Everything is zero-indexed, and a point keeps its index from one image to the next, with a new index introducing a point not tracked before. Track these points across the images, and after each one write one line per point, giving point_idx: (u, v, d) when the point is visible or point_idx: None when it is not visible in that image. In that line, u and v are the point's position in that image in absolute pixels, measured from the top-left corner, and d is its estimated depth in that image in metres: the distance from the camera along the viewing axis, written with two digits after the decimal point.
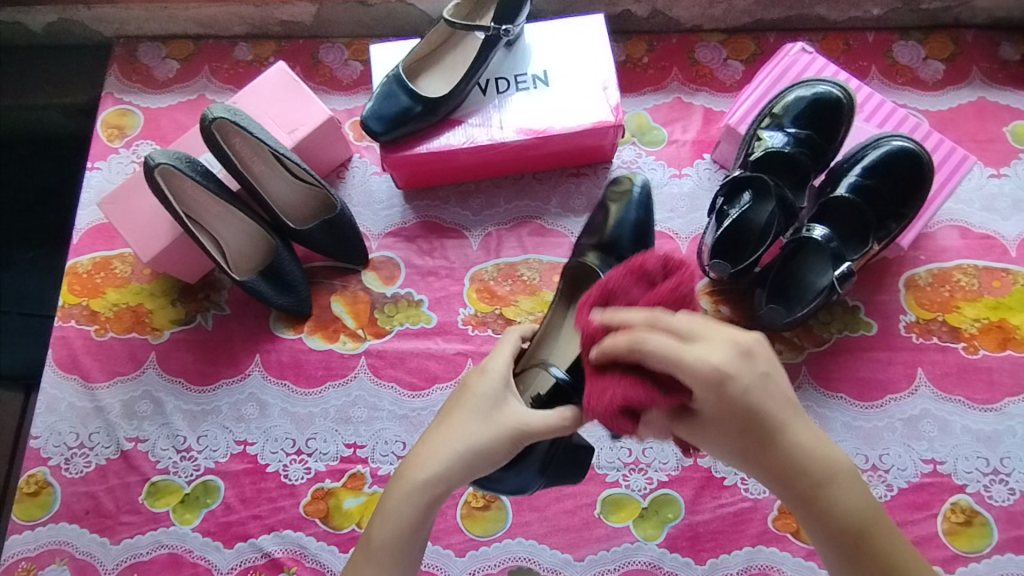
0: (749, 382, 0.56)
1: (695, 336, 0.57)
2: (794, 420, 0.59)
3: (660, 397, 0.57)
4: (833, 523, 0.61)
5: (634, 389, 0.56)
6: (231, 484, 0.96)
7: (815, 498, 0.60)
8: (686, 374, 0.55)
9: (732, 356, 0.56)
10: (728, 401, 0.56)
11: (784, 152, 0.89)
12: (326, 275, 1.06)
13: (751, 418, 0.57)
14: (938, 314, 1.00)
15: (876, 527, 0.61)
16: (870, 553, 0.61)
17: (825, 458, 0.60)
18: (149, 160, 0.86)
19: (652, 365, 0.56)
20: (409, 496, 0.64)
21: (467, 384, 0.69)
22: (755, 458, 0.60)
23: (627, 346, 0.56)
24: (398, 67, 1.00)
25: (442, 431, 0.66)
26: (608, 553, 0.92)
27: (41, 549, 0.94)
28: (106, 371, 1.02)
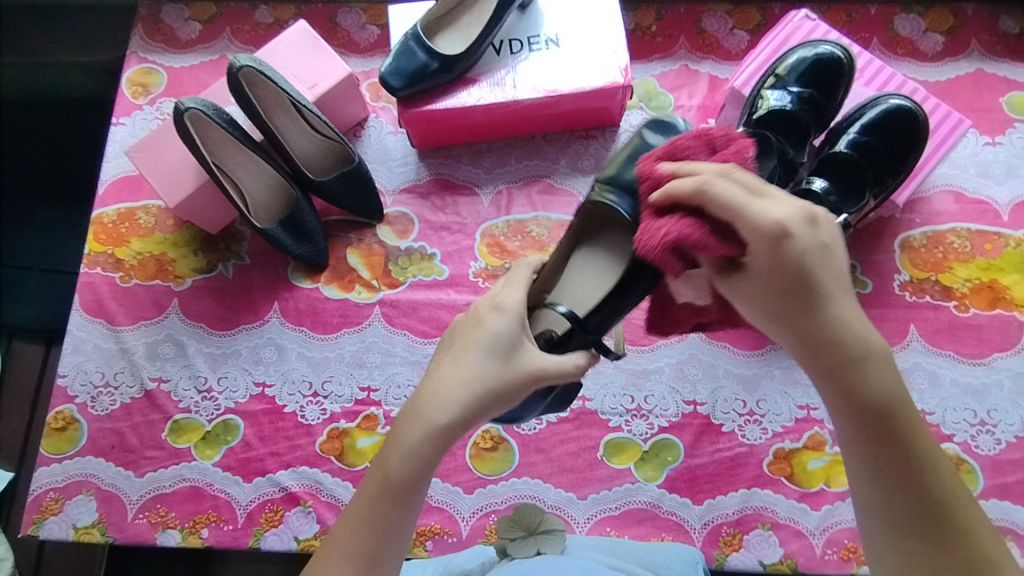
0: (807, 242, 0.56)
1: (767, 194, 0.58)
2: (838, 289, 0.58)
3: (713, 243, 0.59)
4: (857, 402, 0.58)
5: (691, 227, 0.59)
6: (250, 423, 1.01)
7: (850, 368, 0.58)
8: (744, 225, 0.57)
9: (797, 216, 0.57)
10: (780, 259, 0.57)
11: (788, 109, 0.92)
12: (342, 229, 1.10)
13: (797, 275, 0.57)
14: (931, 275, 1.04)
15: (902, 411, 0.58)
16: (892, 436, 0.57)
17: (862, 337, 0.58)
18: (179, 104, 0.90)
19: (712, 211, 0.58)
20: (419, 433, 0.62)
21: (479, 321, 0.66)
22: (794, 321, 0.59)
23: (693, 187, 0.58)
24: (415, 26, 1.03)
25: (455, 367, 0.64)
26: (609, 492, 0.97)
27: (68, 480, 0.98)
28: (131, 315, 1.06)
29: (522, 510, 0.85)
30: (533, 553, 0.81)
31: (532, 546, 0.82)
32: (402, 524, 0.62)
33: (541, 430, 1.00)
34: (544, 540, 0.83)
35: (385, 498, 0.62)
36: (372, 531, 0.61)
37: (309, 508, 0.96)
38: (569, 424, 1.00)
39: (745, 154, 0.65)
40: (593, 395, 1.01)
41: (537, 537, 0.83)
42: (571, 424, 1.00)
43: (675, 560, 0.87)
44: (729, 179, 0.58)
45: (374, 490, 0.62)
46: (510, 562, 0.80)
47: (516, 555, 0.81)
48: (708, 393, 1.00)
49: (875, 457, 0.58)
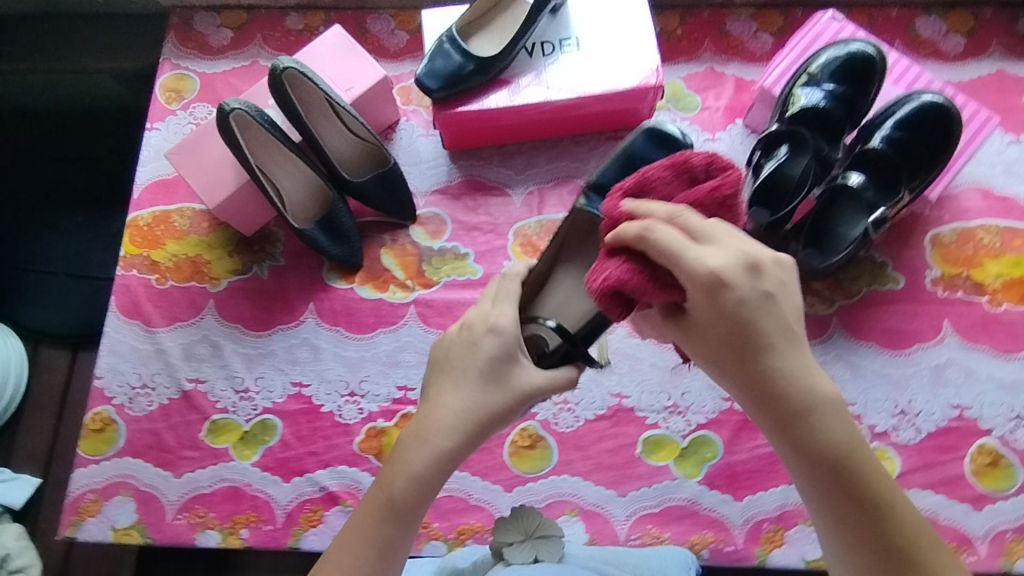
0: (745, 292, 0.55)
1: (704, 238, 0.57)
2: (784, 341, 0.57)
3: (655, 292, 0.59)
4: (808, 456, 0.57)
5: (630, 271, 0.59)
6: (288, 423, 1.01)
7: (797, 422, 0.57)
8: (680, 272, 0.56)
9: (734, 266, 0.55)
10: (721, 309, 0.56)
11: (821, 106, 0.93)
12: (376, 230, 1.11)
13: (738, 328, 0.56)
14: (963, 270, 1.05)
15: (854, 460, 0.57)
16: (845, 486, 0.57)
17: (807, 389, 0.57)
18: (224, 106, 0.91)
19: (654, 256, 0.57)
20: (426, 459, 0.63)
21: (471, 343, 0.66)
22: (736, 372, 0.58)
23: (636, 232, 0.57)
24: (450, 29, 1.05)
25: (456, 392, 0.65)
26: (649, 489, 0.97)
27: (107, 481, 0.98)
28: (167, 317, 1.07)
29: (523, 511, 0.82)
30: (531, 558, 0.78)
31: (530, 550, 0.79)
32: (404, 544, 0.63)
33: (579, 428, 1.00)
34: (543, 544, 0.80)
35: (391, 521, 0.62)
36: (377, 553, 0.62)
37: (349, 508, 0.96)
38: (606, 422, 1.00)
39: (723, 191, 0.64)
40: (630, 392, 1.01)
41: (535, 542, 0.80)
42: (609, 421, 1.00)
43: (667, 564, 0.87)
44: (667, 222, 0.58)
45: (378, 510, 0.63)
46: (506, 567, 0.76)
47: (513, 559, 0.78)
48: None
49: (831, 506, 0.58)
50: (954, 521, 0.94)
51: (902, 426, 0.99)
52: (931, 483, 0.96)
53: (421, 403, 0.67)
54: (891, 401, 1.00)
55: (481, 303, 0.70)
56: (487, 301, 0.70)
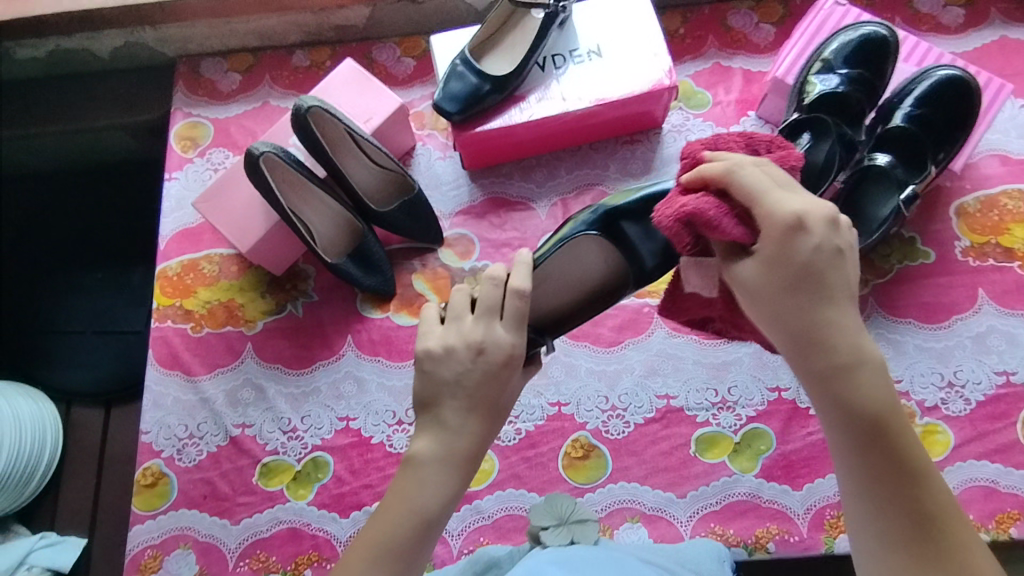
0: (820, 241, 0.53)
1: (790, 189, 0.56)
2: (841, 292, 0.53)
3: (728, 225, 0.56)
4: (850, 412, 0.52)
5: (708, 204, 0.56)
6: (340, 458, 1.00)
7: (840, 375, 0.52)
8: (762, 212, 0.54)
9: (818, 213, 0.53)
10: (793, 250, 0.53)
11: (839, 92, 0.95)
12: (405, 256, 1.11)
13: (802, 268, 0.52)
14: (991, 238, 1.06)
15: (897, 429, 0.52)
16: (884, 449, 0.51)
17: (853, 345, 0.52)
18: (252, 149, 0.92)
19: (735, 198, 0.56)
20: (444, 480, 0.62)
21: (489, 373, 0.64)
22: (784, 313, 0.53)
23: (722, 170, 0.57)
24: (462, 51, 1.06)
25: (471, 417, 0.63)
26: (708, 488, 0.97)
27: (165, 536, 0.98)
28: (207, 364, 1.07)
29: (554, 497, 0.88)
30: (566, 541, 0.82)
31: (566, 534, 0.83)
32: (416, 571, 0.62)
33: (630, 433, 1.00)
34: (577, 528, 0.84)
35: (418, 542, 0.61)
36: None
37: None
38: (657, 424, 1.00)
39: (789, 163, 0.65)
40: (677, 392, 1.01)
41: (570, 526, 0.84)
42: (659, 424, 1.00)
43: (701, 554, 0.85)
44: (755, 168, 0.57)
45: (410, 531, 0.60)
46: (544, 549, 0.81)
47: (549, 542, 0.82)
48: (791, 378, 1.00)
49: (866, 466, 0.52)
50: (1015, 488, 0.94)
51: (950, 398, 0.99)
52: (987, 452, 0.96)
53: (433, 421, 0.64)
54: (937, 374, 1.00)
55: (484, 321, 0.65)
56: (492, 318, 0.65)
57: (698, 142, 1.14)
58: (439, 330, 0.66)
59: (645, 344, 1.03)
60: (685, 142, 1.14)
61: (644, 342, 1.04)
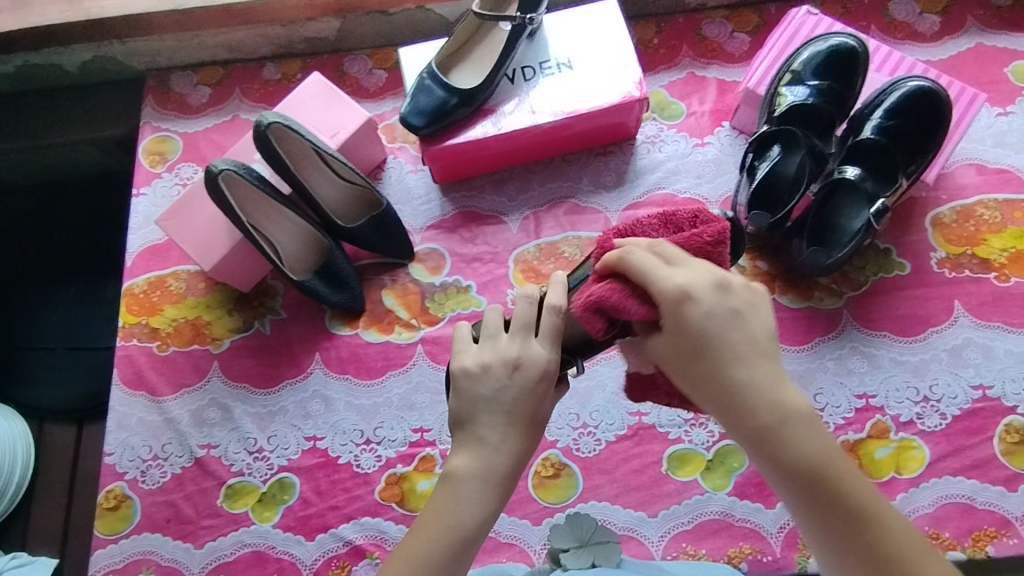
0: (710, 308, 0.53)
1: (680, 262, 0.55)
2: (748, 351, 0.53)
3: (632, 305, 0.55)
4: (787, 471, 0.53)
5: (610, 288, 0.56)
6: (306, 478, 0.99)
7: (770, 441, 0.53)
8: (653, 291, 0.54)
9: (702, 281, 0.54)
10: (691, 320, 0.53)
11: (808, 103, 0.94)
12: (375, 271, 1.09)
13: (698, 341, 0.53)
14: (967, 248, 1.04)
15: (835, 476, 0.53)
16: (827, 500, 0.52)
17: (777, 400, 0.53)
18: (212, 168, 0.91)
19: (631, 276, 0.55)
20: (482, 499, 0.62)
21: (525, 388, 0.64)
22: (699, 386, 0.54)
23: (616, 256, 0.56)
24: (430, 64, 1.04)
25: (510, 434, 0.63)
26: (680, 507, 0.95)
27: (127, 560, 0.96)
28: (172, 384, 1.05)
29: (575, 515, 0.84)
30: (588, 564, 0.79)
31: (586, 557, 0.79)
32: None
33: (601, 451, 0.98)
34: (597, 549, 0.80)
35: (456, 554, 0.61)
36: None
37: (376, 560, 0.94)
38: (629, 442, 0.98)
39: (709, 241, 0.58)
40: (649, 409, 0.99)
41: (592, 548, 0.80)
42: (631, 441, 0.98)
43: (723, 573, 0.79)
44: (646, 247, 0.56)
45: (444, 547, 0.60)
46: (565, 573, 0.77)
47: (570, 566, 0.78)
48: None
49: (816, 517, 0.53)
50: (992, 504, 0.93)
51: (926, 413, 0.98)
52: (963, 468, 0.95)
53: (470, 440, 0.64)
54: (913, 388, 0.99)
55: (518, 337, 0.65)
56: (528, 335, 0.65)
57: (671, 153, 1.13)
58: (474, 349, 0.67)
59: (616, 360, 1.02)
60: (659, 153, 1.13)
61: (616, 358, 1.02)
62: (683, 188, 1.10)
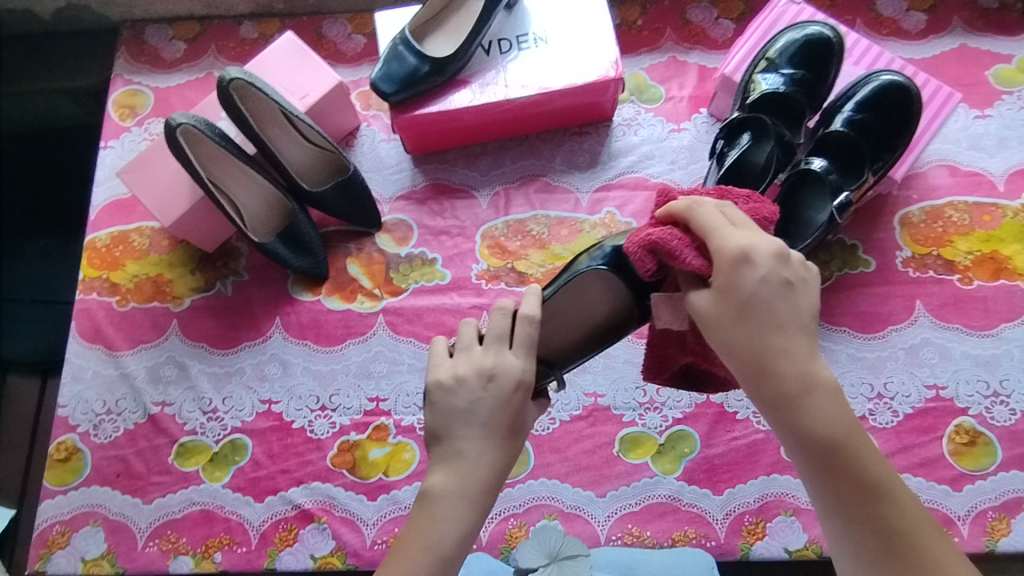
0: (765, 273, 0.53)
1: (742, 225, 0.57)
2: (793, 324, 0.53)
3: (690, 256, 0.58)
4: (806, 439, 0.53)
5: (674, 237, 0.60)
6: (259, 441, 0.99)
7: (794, 405, 0.53)
8: (714, 246, 0.55)
9: (763, 249, 0.54)
10: (743, 288, 0.54)
11: (780, 92, 0.93)
12: (340, 240, 1.09)
13: (748, 304, 0.53)
14: (933, 249, 1.04)
15: (855, 449, 0.53)
16: (838, 472, 0.53)
17: (806, 369, 0.53)
18: (172, 121, 0.89)
19: (693, 229, 0.59)
20: (461, 513, 0.61)
21: (501, 398, 0.63)
22: (735, 351, 0.54)
23: (683, 207, 0.60)
24: (404, 31, 1.02)
25: (488, 446, 0.62)
26: (628, 488, 0.95)
27: (75, 512, 0.96)
28: (129, 339, 1.04)
29: (539, 529, 0.79)
30: None
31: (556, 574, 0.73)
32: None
33: (554, 430, 0.98)
34: (568, 565, 0.74)
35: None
36: None
37: (324, 525, 0.94)
38: (582, 422, 0.99)
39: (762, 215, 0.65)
40: (605, 391, 1.00)
41: (562, 564, 0.74)
42: (585, 421, 0.99)
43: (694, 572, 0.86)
44: (713, 207, 0.59)
45: (428, 568, 0.59)
46: None
47: None
48: None
49: (832, 488, 0.54)
50: (936, 502, 0.94)
51: (879, 409, 0.98)
52: (910, 465, 0.95)
53: (449, 454, 0.62)
54: (868, 384, 0.99)
55: (494, 348, 0.65)
56: (502, 345, 0.65)
57: (647, 137, 1.12)
58: (448, 362, 0.66)
59: None
60: (634, 136, 1.12)
61: None
62: (656, 172, 1.10)
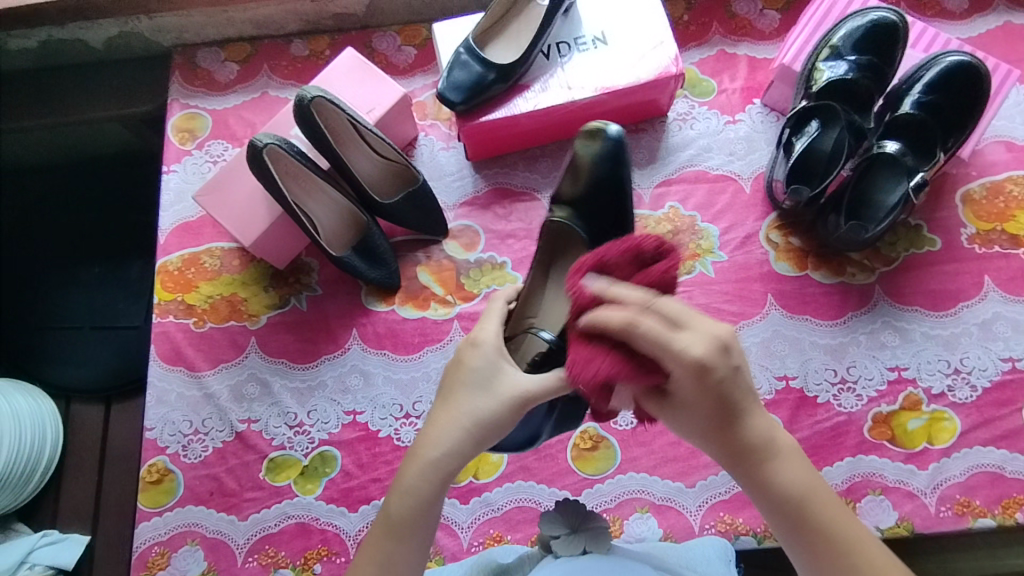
0: (724, 370, 0.53)
1: (683, 323, 0.52)
2: (754, 403, 0.57)
3: (642, 378, 0.53)
4: (773, 501, 0.58)
5: (618, 363, 0.53)
6: (347, 452, 1.00)
7: (757, 472, 0.58)
8: (668, 361, 0.51)
9: (715, 349, 0.52)
10: (703, 389, 0.54)
11: (847, 79, 0.96)
12: (410, 248, 1.10)
13: (721, 400, 0.55)
14: (997, 225, 1.06)
15: (817, 505, 0.58)
16: (809, 530, 0.57)
17: (766, 436, 0.58)
18: (257, 142, 0.91)
19: (642, 348, 0.52)
20: (420, 470, 0.61)
21: (457, 360, 0.66)
22: (714, 436, 0.58)
23: (621, 323, 0.51)
24: (466, 39, 1.04)
25: (444, 406, 0.64)
26: (717, 477, 0.97)
27: (172, 532, 0.98)
28: (210, 360, 1.06)
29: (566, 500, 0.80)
30: (580, 551, 0.76)
31: (579, 544, 0.76)
32: (408, 563, 0.61)
33: (639, 424, 1.00)
34: (591, 537, 0.77)
35: (390, 536, 0.61)
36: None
37: None
38: None
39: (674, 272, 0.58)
40: None
41: (584, 534, 0.77)
42: None
43: (705, 555, 0.85)
44: (649, 310, 0.52)
45: (385, 521, 0.62)
46: (556, 561, 0.74)
47: (562, 553, 0.75)
48: (798, 366, 1.01)
49: (805, 549, 0.57)
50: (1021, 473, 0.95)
51: (957, 385, 1.00)
52: (993, 438, 0.97)
53: None
54: (944, 360, 1.00)
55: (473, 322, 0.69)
56: None
57: (703, 130, 1.13)
58: None
59: None
60: (690, 130, 1.13)
61: None
62: (716, 164, 1.11)
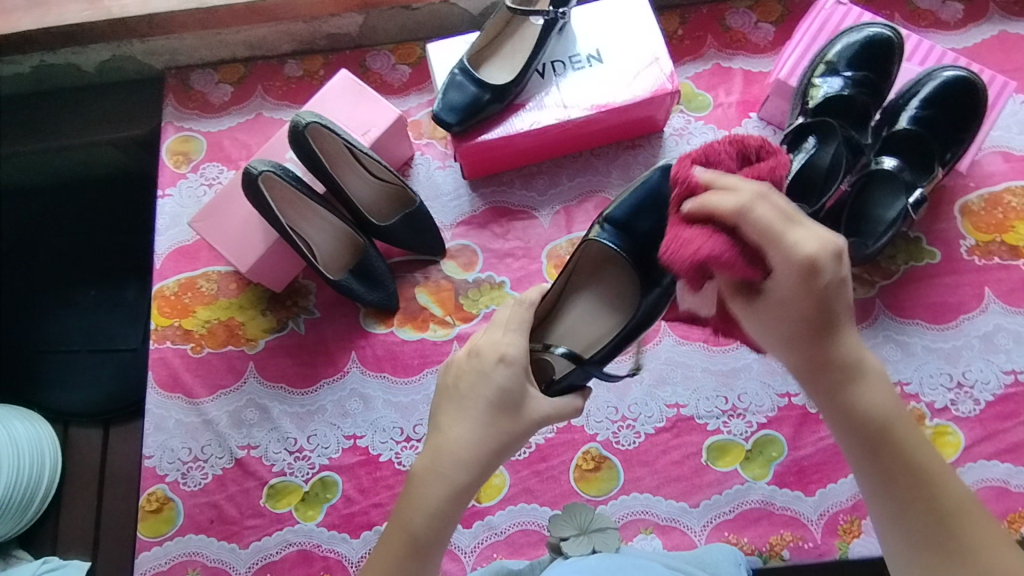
0: (831, 275, 0.54)
1: (796, 222, 0.54)
2: (848, 321, 0.58)
3: (743, 268, 0.55)
4: (855, 421, 0.59)
5: (724, 246, 0.54)
6: (348, 477, 0.99)
7: (843, 389, 0.59)
8: (777, 253, 0.53)
9: (826, 252, 0.54)
10: (805, 291, 0.55)
11: (844, 94, 0.96)
12: (407, 269, 1.09)
13: (823, 308, 0.56)
14: (996, 236, 1.05)
15: (899, 431, 0.59)
16: (891, 452, 0.58)
17: (856, 358, 0.59)
18: (252, 170, 0.91)
19: (751, 235, 0.53)
20: (445, 489, 0.62)
21: (483, 375, 0.65)
22: (801, 347, 0.58)
23: (734, 208, 0.53)
24: (461, 60, 1.05)
25: (467, 425, 0.64)
26: (721, 496, 0.96)
27: (173, 562, 0.97)
28: (208, 386, 1.05)
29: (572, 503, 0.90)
30: (588, 549, 0.84)
31: (587, 543, 0.84)
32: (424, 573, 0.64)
33: (641, 443, 0.99)
34: (597, 536, 0.85)
35: (412, 557, 0.62)
36: None
37: None
38: (668, 434, 0.99)
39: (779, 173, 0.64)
40: (686, 401, 1.00)
41: (591, 535, 0.85)
42: (670, 433, 0.99)
43: (720, 557, 0.87)
44: (769, 203, 0.54)
45: (407, 537, 0.62)
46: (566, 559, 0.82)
47: (572, 552, 0.83)
48: None
49: (881, 471, 0.58)
50: None
51: (960, 399, 0.99)
52: (997, 452, 0.96)
53: (431, 431, 0.66)
54: (946, 374, 1.00)
55: (490, 331, 0.68)
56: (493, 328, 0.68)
57: (700, 145, 1.12)
58: None
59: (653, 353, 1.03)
60: (687, 145, 1.13)
61: (652, 351, 1.03)
62: None
